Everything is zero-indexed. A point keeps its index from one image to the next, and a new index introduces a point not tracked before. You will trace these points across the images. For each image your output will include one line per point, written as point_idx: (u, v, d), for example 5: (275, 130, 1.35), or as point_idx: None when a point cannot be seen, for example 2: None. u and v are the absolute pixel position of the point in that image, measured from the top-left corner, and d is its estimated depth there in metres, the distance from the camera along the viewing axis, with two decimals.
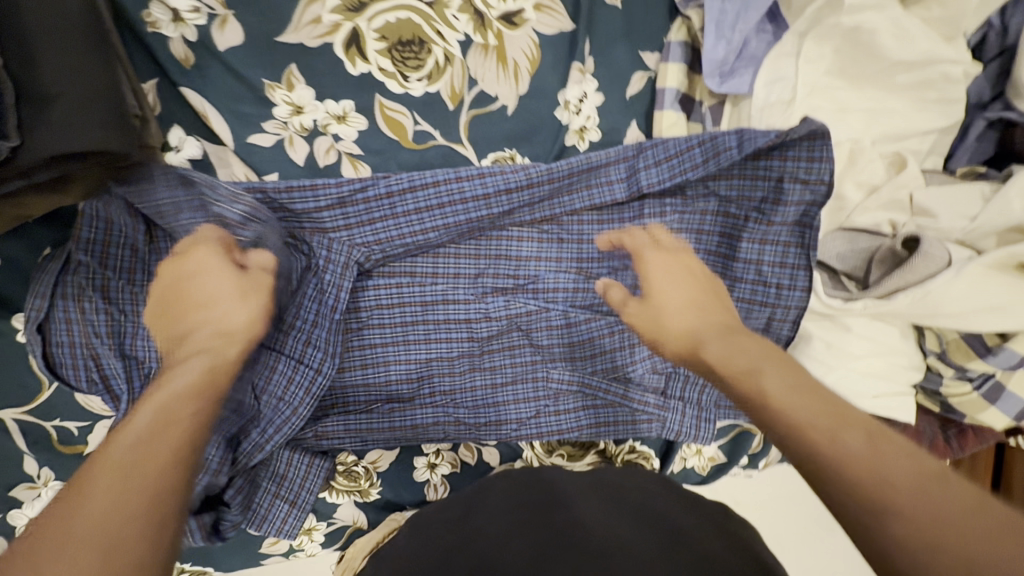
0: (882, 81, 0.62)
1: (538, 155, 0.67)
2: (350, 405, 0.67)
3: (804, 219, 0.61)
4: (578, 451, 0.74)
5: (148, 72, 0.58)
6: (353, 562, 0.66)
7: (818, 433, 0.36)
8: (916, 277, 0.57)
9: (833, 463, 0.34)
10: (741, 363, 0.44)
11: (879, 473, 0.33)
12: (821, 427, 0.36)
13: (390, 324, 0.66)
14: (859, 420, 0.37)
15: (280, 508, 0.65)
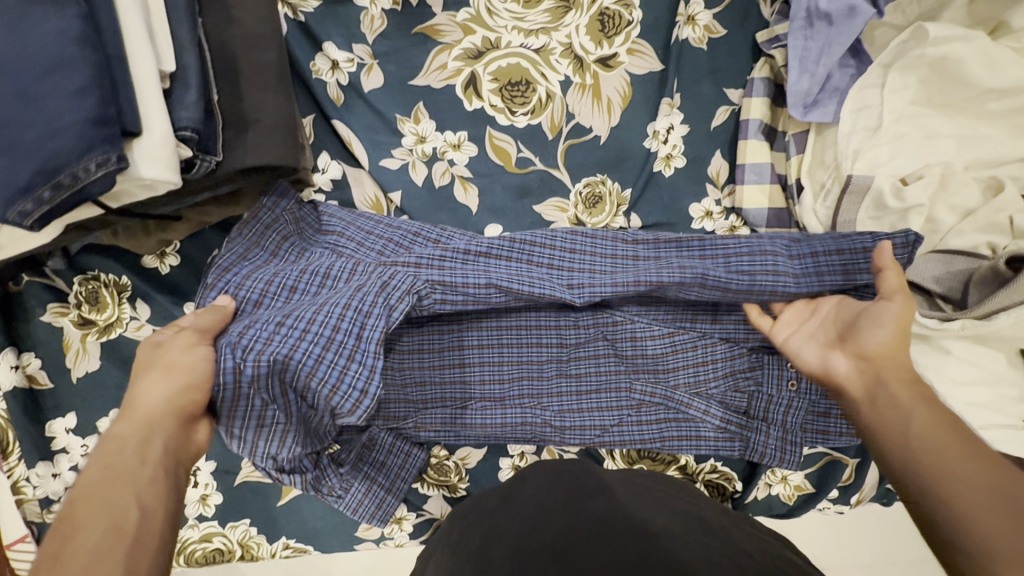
0: (973, 108, 0.63)
1: (627, 181, 0.73)
2: (445, 400, 0.72)
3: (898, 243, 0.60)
4: (659, 466, 0.76)
5: (309, 109, 0.71)
6: None
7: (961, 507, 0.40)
8: (1021, 296, 0.56)
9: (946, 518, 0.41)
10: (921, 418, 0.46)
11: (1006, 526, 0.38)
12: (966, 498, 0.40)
13: (468, 338, 0.72)
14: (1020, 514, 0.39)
15: (375, 494, 0.71)
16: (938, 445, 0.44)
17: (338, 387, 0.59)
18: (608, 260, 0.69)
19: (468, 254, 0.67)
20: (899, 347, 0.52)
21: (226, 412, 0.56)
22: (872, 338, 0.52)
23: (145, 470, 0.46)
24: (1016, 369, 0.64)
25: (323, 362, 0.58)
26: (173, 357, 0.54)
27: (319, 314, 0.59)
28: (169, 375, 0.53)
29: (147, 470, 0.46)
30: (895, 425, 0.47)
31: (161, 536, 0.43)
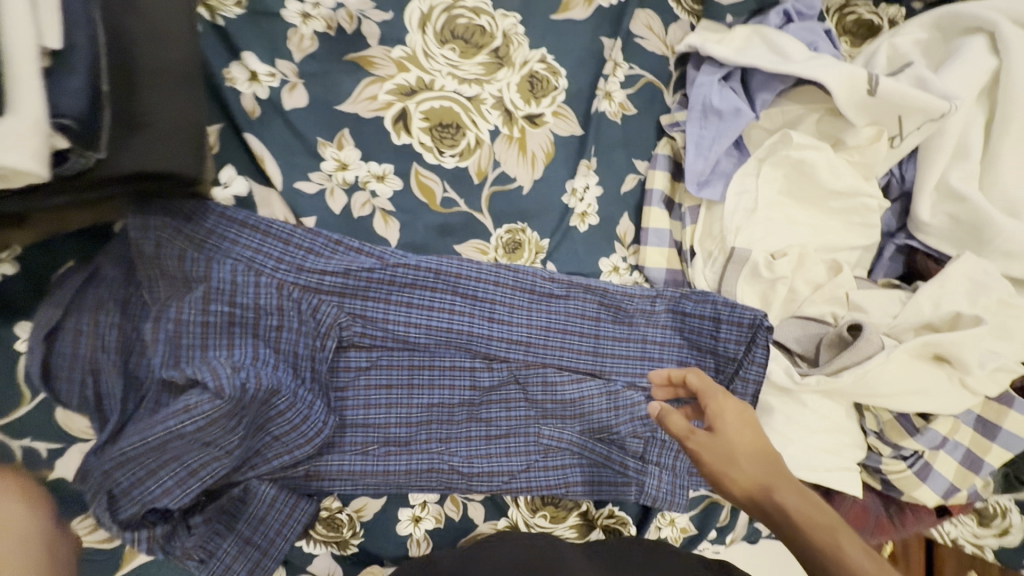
0: (820, 203, 0.78)
1: (545, 232, 0.77)
2: (348, 446, 0.67)
3: (757, 320, 0.71)
4: (561, 513, 0.76)
5: (216, 117, 0.65)
6: None
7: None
8: (858, 357, 0.68)
9: None
10: (817, 512, 0.53)
11: None
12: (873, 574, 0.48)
13: (376, 378, 0.68)
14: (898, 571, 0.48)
15: (249, 556, 0.62)
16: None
17: (284, 420, 0.61)
18: (522, 299, 0.73)
19: (394, 284, 0.67)
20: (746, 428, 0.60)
21: (116, 459, 0.53)
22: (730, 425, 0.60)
23: None
24: (851, 420, 0.76)
25: (297, 396, 0.61)
26: None
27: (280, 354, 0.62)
28: None
29: None
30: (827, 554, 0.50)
31: None
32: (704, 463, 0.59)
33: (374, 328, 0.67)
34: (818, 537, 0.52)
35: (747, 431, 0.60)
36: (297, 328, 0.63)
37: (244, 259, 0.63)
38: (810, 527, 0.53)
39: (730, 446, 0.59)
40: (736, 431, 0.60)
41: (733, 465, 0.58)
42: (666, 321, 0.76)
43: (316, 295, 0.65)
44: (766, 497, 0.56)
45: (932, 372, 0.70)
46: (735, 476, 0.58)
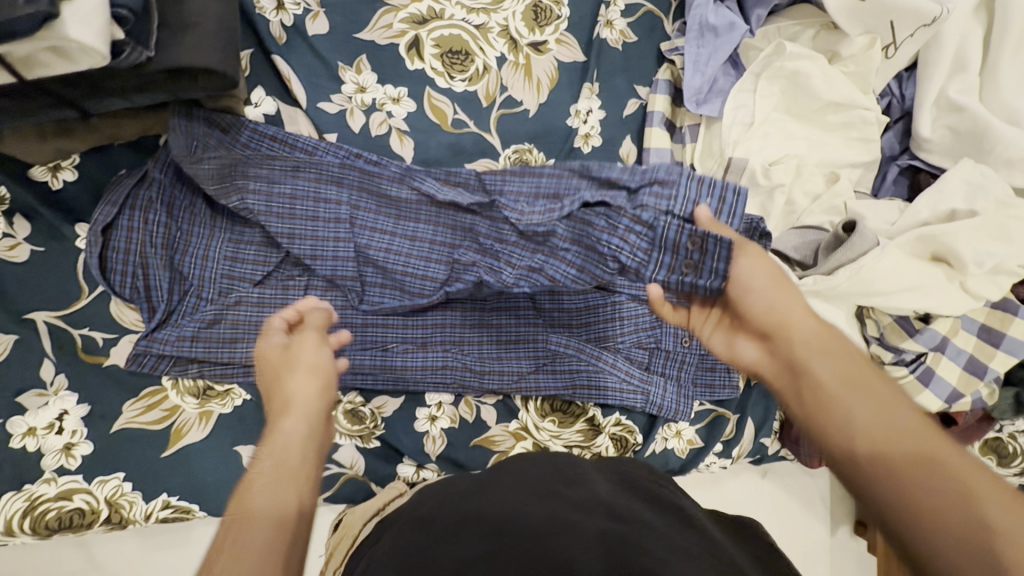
0: (817, 119, 0.81)
1: (551, 152, 0.82)
2: (369, 341, 0.73)
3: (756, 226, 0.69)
4: (569, 418, 0.80)
5: (248, 43, 0.72)
6: (352, 527, 0.67)
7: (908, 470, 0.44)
8: (853, 254, 0.70)
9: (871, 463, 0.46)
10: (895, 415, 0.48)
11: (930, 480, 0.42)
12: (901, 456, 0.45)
13: (495, 226, 0.71)
14: (909, 451, 0.45)
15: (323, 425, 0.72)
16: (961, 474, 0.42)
17: (360, 287, 0.72)
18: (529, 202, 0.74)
19: (404, 199, 0.71)
20: (783, 292, 0.59)
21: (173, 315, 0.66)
22: (754, 284, 0.60)
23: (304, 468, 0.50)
24: (852, 326, 0.76)
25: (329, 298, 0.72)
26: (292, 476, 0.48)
27: (313, 257, 0.69)
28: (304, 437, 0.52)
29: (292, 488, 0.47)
30: (838, 425, 0.50)
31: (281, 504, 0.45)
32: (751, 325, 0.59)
33: (390, 234, 0.71)
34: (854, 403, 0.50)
35: (783, 296, 0.58)
36: (322, 231, 0.69)
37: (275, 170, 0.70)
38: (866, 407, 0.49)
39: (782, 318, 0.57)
40: (761, 290, 0.59)
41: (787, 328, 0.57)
42: None
43: (585, 181, 0.71)
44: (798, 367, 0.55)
45: (928, 270, 0.72)
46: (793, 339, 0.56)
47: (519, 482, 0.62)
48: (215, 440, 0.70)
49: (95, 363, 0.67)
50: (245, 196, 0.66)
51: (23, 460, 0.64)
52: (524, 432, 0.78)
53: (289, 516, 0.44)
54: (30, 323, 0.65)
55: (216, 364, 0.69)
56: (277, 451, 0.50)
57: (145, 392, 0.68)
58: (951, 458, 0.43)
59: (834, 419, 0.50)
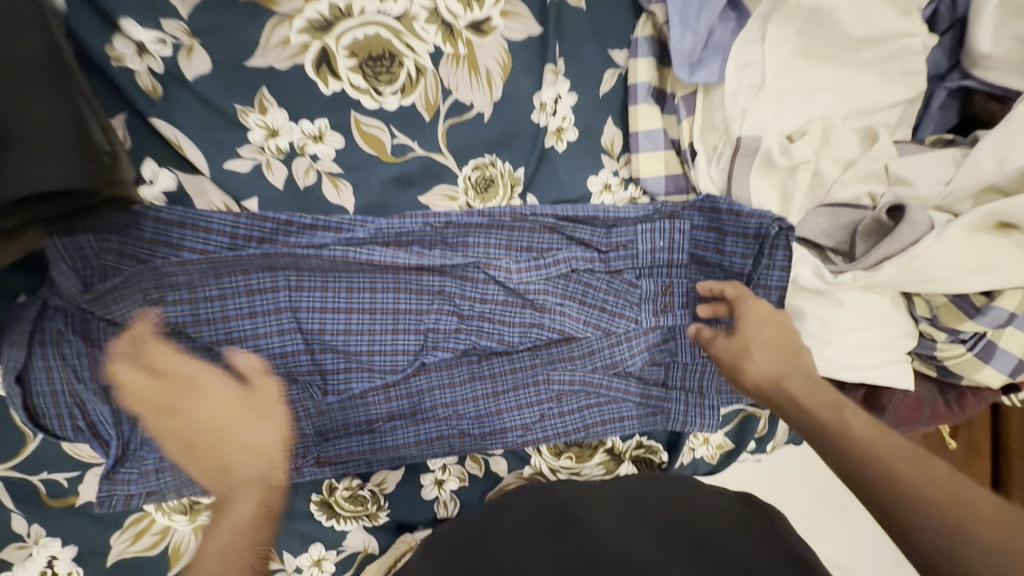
0: (848, 58, 0.63)
1: (518, 161, 0.67)
2: (352, 425, 0.65)
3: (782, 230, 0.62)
4: (587, 452, 0.74)
5: (115, 107, 0.56)
6: None
7: (902, 505, 0.44)
8: (904, 245, 0.57)
9: (889, 493, 0.45)
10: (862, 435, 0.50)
11: (924, 501, 0.43)
12: (887, 479, 0.46)
13: (476, 287, 0.65)
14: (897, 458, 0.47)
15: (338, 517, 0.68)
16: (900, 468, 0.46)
17: (320, 377, 0.63)
18: (499, 245, 0.65)
19: (350, 268, 0.62)
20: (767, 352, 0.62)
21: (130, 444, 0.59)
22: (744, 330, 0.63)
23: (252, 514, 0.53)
24: (897, 309, 0.68)
25: (293, 394, 0.63)
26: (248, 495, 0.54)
27: (264, 359, 0.61)
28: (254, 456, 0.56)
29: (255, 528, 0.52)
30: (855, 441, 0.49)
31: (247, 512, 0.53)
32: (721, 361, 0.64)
33: (344, 312, 0.63)
34: (827, 422, 0.52)
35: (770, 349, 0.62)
36: (270, 329, 0.61)
37: (196, 251, 0.59)
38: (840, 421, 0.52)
39: (748, 346, 0.63)
40: (755, 330, 0.63)
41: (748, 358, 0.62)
42: (675, 235, 0.68)
43: (558, 237, 0.67)
44: (775, 385, 0.59)
45: (999, 243, 0.59)
46: (750, 368, 0.62)
47: (527, 525, 0.60)
48: None
49: (69, 504, 0.62)
50: (164, 310, 0.58)
51: None
52: (540, 476, 0.73)
53: (258, 522, 0.53)
54: None
55: (191, 485, 0.61)
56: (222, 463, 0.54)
57: (129, 521, 0.63)
58: (906, 456, 0.47)
59: (845, 435, 0.50)
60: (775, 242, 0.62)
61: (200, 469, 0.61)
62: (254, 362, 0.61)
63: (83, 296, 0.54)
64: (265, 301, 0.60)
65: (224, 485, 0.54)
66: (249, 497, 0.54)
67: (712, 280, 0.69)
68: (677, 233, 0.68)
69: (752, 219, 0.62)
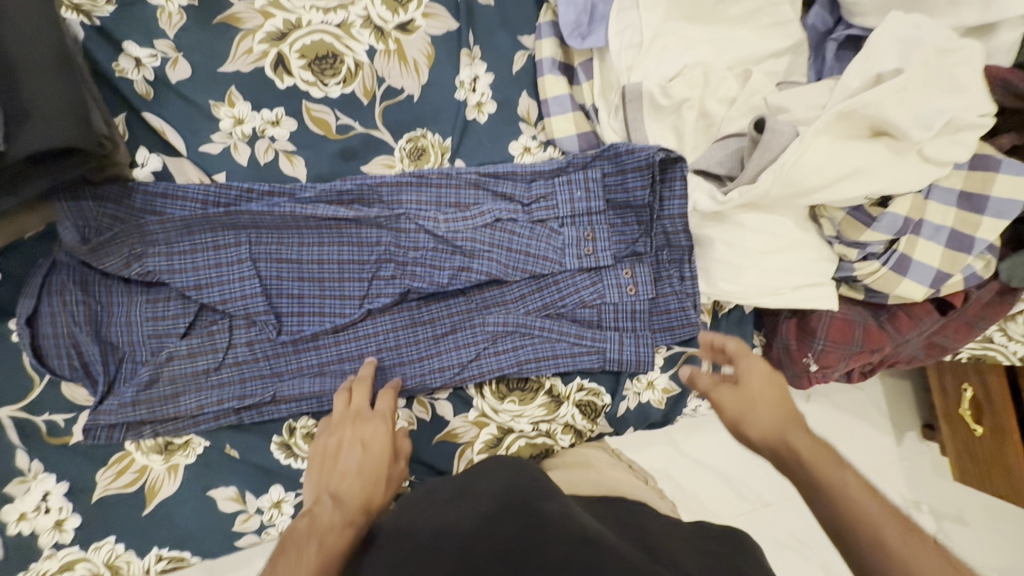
0: (718, 15, 0.73)
1: (446, 132, 0.78)
2: (306, 367, 0.73)
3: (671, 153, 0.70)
4: (528, 395, 0.77)
5: (118, 108, 0.72)
6: None
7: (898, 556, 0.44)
8: (773, 153, 0.64)
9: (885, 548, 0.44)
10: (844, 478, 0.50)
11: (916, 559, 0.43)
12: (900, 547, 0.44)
13: (409, 237, 0.74)
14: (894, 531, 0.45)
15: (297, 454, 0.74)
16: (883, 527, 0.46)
17: (276, 320, 0.72)
18: (429, 202, 0.75)
19: (299, 224, 0.72)
20: (770, 394, 0.60)
21: (116, 380, 0.70)
22: (755, 380, 0.61)
23: (340, 518, 0.57)
24: (806, 231, 0.71)
25: (253, 337, 0.73)
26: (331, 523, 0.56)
27: (226, 304, 0.70)
28: (361, 473, 0.62)
29: (319, 538, 0.53)
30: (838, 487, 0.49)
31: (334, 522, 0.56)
32: (724, 409, 0.61)
33: (296, 262, 0.73)
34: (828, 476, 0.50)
35: (771, 390, 0.60)
36: (231, 278, 0.70)
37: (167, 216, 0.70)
38: (821, 470, 0.51)
39: (755, 394, 0.60)
40: (763, 387, 0.60)
41: (753, 411, 0.59)
42: (588, 182, 0.74)
43: (483, 192, 0.76)
44: (780, 439, 0.56)
45: (865, 147, 0.65)
46: (753, 421, 0.58)
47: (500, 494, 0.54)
48: (189, 490, 0.72)
49: (64, 444, 0.71)
50: (146, 261, 0.69)
51: (24, 542, 0.68)
52: (486, 418, 0.77)
53: (337, 538, 0.54)
54: None
55: (165, 423, 0.71)
56: (331, 486, 0.61)
57: (113, 459, 0.71)
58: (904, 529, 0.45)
59: (827, 484, 0.50)
60: (671, 168, 0.71)
61: (173, 404, 0.70)
62: (217, 307, 0.71)
63: (82, 250, 0.66)
64: (228, 254, 0.70)
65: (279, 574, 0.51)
66: (322, 504, 0.59)
67: (627, 219, 0.76)
68: (591, 182, 0.74)
69: (640, 154, 0.70)
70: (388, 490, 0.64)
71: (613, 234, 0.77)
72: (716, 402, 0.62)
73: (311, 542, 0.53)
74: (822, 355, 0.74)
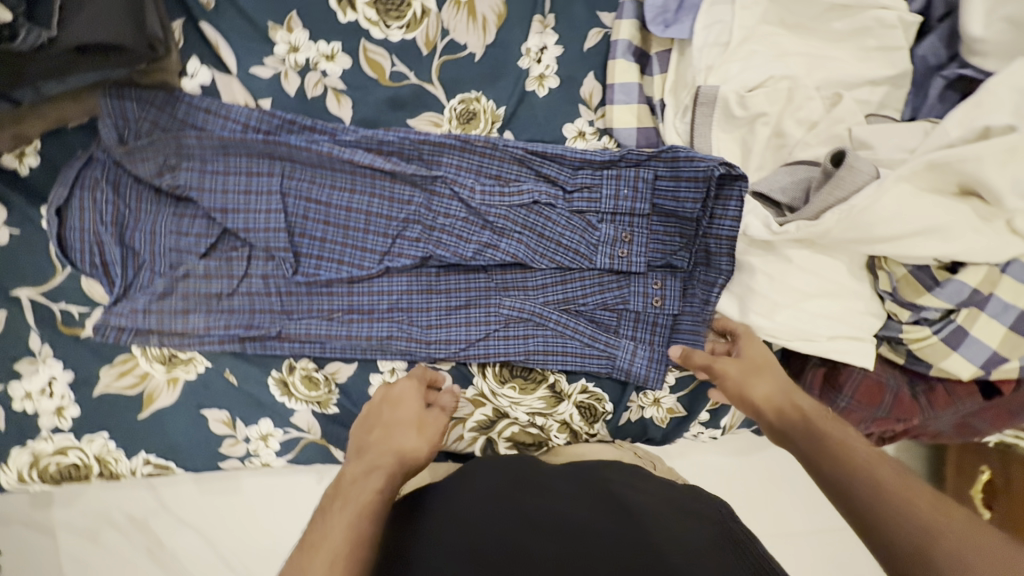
0: (819, 28, 0.67)
1: (501, 100, 0.74)
2: (314, 310, 0.72)
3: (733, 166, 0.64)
4: (530, 385, 0.75)
5: (177, 13, 0.70)
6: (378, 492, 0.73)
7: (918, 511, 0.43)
8: (846, 191, 0.59)
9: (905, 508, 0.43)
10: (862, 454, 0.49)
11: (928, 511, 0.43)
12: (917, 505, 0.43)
13: (442, 201, 0.72)
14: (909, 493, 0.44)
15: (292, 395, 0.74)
16: (914, 496, 0.44)
17: (294, 259, 0.71)
18: (469, 169, 0.72)
19: (335, 166, 0.71)
20: (769, 368, 0.64)
21: (130, 285, 0.71)
22: (754, 352, 0.65)
23: (377, 473, 0.57)
24: (858, 280, 0.66)
25: (268, 270, 0.72)
26: (366, 477, 0.56)
27: (249, 232, 0.70)
28: (395, 433, 0.63)
29: (358, 490, 0.54)
30: (852, 453, 0.50)
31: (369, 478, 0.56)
32: (728, 377, 0.64)
33: (325, 205, 0.71)
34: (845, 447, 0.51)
35: (769, 364, 0.65)
36: (258, 208, 0.70)
37: (207, 133, 0.69)
38: (832, 432, 0.53)
39: (756, 366, 0.64)
40: (763, 359, 0.65)
41: (754, 381, 0.63)
42: (637, 181, 0.70)
43: (526, 171, 0.72)
44: (786, 406, 0.59)
45: (948, 205, 0.59)
46: (754, 392, 0.62)
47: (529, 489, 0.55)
48: (183, 404, 0.73)
49: (74, 335, 0.72)
50: (177, 174, 0.69)
51: (26, 419, 0.71)
52: (483, 398, 0.75)
53: (373, 493, 0.54)
54: (15, 299, 0.71)
55: (170, 336, 0.71)
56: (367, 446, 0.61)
57: (119, 359, 0.73)
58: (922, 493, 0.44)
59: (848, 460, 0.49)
60: (731, 184, 0.66)
61: (181, 320, 0.70)
62: (240, 233, 0.70)
63: (118, 149, 0.68)
64: (262, 183, 0.70)
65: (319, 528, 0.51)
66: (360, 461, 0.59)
67: (670, 228, 0.71)
68: (641, 182, 0.70)
69: (699, 163, 0.65)
70: (426, 438, 0.64)
71: (652, 240, 0.72)
72: (721, 373, 0.65)
73: (347, 495, 0.54)
74: (844, 412, 0.70)
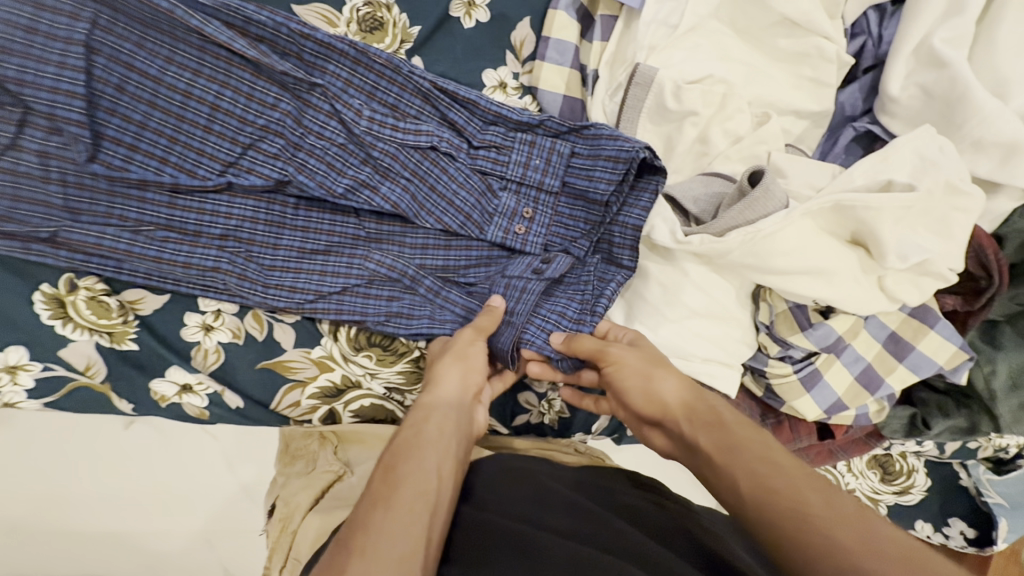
0: (763, 41, 0.64)
1: (415, 16, 0.62)
2: (113, 216, 0.55)
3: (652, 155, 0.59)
4: (389, 357, 0.64)
5: None
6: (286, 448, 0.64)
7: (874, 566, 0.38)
8: (752, 216, 0.57)
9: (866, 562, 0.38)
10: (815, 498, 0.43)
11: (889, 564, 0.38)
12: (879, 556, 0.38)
13: (317, 117, 0.58)
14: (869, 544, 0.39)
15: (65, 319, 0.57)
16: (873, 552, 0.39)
17: (92, 141, 0.53)
18: (360, 87, 0.58)
19: (175, 31, 0.53)
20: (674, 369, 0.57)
21: None
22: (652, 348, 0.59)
23: (442, 450, 0.51)
24: (744, 309, 0.64)
25: (49, 148, 0.52)
26: (428, 455, 0.50)
27: (27, 88, 0.50)
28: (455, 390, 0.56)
29: (418, 468, 0.48)
30: (775, 473, 0.45)
31: (427, 454, 0.50)
32: (627, 364, 0.56)
33: (154, 80, 0.53)
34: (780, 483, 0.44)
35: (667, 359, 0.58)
36: (46, 57, 0.50)
37: None
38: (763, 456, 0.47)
39: (654, 360, 0.57)
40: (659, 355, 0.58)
41: (660, 376, 0.56)
42: (551, 151, 0.62)
43: (429, 109, 0.60)
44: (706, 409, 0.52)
45: (837, 251, 0.58)
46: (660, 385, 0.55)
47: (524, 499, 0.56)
48: None
49: None
50: None
51: None
52: (330, 363, 0.63)
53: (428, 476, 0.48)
54: None
55: None
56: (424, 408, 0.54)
57: None
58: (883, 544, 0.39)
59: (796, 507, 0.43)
60: (648, 178, 0.61)
61: None
62: (13, 87, 0.50)
63: None
64: (55, 22, 0.50)
65: (364, 515, 0.44)
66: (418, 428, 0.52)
67: (576, 212, 0.65)
68: (555, 154, 0.62)
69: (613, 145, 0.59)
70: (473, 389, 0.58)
71: (553, 222, 0.65)
72: (615, 358, 0.57)
73: (391, 482, 0.47)
74: None
